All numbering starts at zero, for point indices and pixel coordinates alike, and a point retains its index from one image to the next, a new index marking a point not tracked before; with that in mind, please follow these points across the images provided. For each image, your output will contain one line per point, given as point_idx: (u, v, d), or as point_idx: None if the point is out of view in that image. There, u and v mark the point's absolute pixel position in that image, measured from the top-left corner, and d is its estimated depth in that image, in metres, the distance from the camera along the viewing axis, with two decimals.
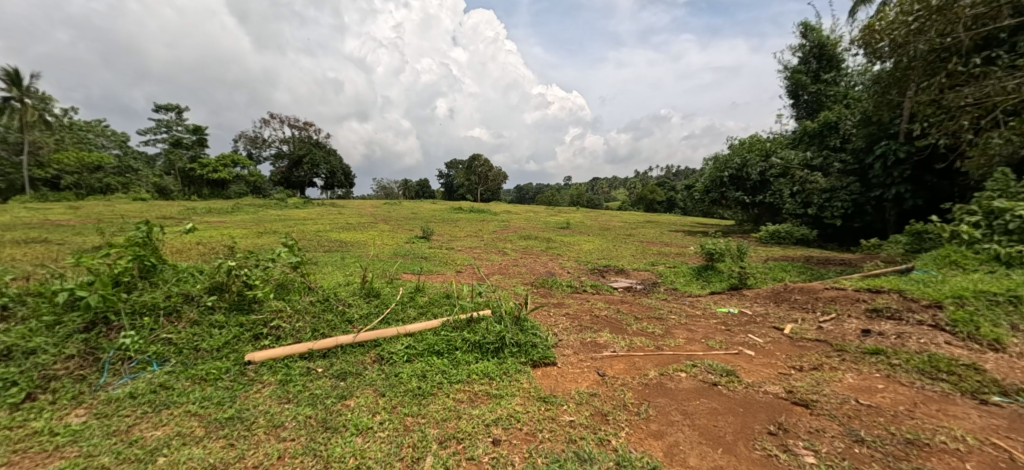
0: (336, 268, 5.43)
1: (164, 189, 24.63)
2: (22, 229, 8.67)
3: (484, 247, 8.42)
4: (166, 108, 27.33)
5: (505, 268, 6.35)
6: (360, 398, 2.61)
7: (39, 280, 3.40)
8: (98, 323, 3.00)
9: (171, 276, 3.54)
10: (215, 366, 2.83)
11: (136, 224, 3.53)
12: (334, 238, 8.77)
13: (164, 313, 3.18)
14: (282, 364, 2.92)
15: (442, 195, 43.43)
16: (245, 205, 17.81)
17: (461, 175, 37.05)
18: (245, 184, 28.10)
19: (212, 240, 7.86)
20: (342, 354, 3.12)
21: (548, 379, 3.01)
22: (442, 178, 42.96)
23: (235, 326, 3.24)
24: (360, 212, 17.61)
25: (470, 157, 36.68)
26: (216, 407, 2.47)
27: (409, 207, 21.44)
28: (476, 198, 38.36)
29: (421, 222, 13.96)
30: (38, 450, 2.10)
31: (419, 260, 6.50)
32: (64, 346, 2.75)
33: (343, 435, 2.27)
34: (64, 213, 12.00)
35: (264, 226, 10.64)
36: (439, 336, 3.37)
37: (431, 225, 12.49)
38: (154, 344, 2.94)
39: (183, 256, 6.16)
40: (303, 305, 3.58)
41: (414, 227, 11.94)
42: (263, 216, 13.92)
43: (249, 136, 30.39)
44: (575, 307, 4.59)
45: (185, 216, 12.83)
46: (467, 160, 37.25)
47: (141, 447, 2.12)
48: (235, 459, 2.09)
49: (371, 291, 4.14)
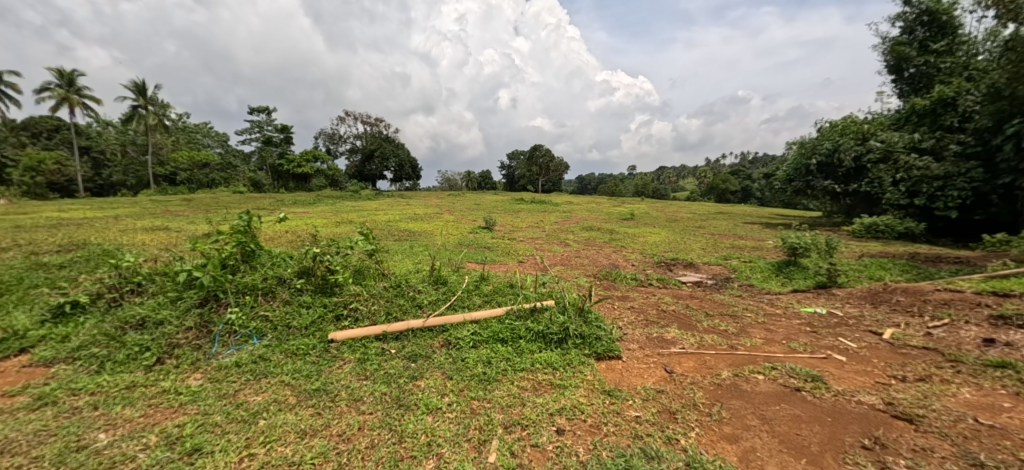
0: (406, 256, 5.73)
1: (257, 182, 27.47)
2: (151, 218, 10.18)
3: (547, 238, 8.40)
4: (258, 110, 30.31)
5: (567, 259, 6.29)
6: (430, 380, 2.74)
7: (163, 262, 3.95)
8: (210, 299, 3.43)
9: (267, 260, 3.94)
10: (305, 342, 3.13)
11: (239, 214, 3.96)
12: (403, 227, 9.25)
13: (261, 293, 3.55)
14: (360, 344, 3.14)
15: (504, 187, 44.08)
16: (325, 197, 19.31)
17: (522, 165, 37.12)
18: (325, 178, 29.96)
19: (299, 229, 8.67)
20: (413, 337, 3.29)
21: (612, 372, 2.95)
22: (504, 169, 43.45)
23: (320, 306, 3.53)
24: (426, 203, 18.37)
25: (532, 147, 36.77)
26: (304, 378, 2.73)
27: (472, 198, 21.95)
28: (537, 189, 38.36)
29: (484, 213, 14.26)
30: (168, 406, 2.47)
31: (483, 250, 6.65)
32: (184, 320, 3.20)
33: (415, 413, 2.41)
34: (180, 205, 13.81)
35: (342, 217, 11.47)
36: (503, 324, 3.42)
37: (494, 216, 12.69)
38: (253, 320, 3.30)
39: (275, 243, 6.81)
40: (378, 290, 3.82)
41: (478, 218, 12.22)
42: (341, 207, 15.05)
43: (327, 133, 32.86)
44: (640, 301, 4.44)
45: (275, 207, 14.24)
46: (529, 151, 37.29)
47: (246, 410, 2.42)
48: (323, 427, 2.30)
49: (439, 278, 4.32)
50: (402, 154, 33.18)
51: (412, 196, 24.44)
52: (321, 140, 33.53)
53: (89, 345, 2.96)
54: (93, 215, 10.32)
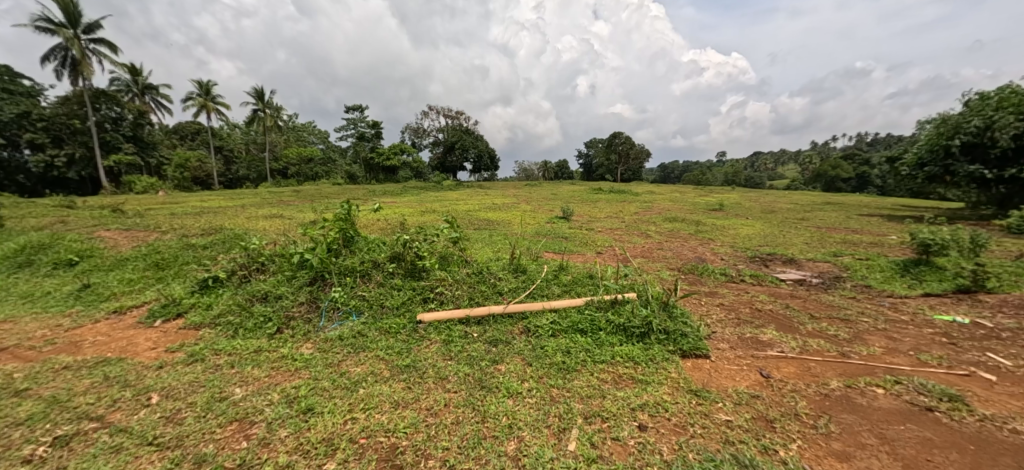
0: (487, 244, 5.92)
1: (353, 175, 30.21)
2: (270, 207, 11.70)
3: (626, 229, 8.12)
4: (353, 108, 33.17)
5: (649, 251, 6.02)
6: (510, 365, 2.81)
7: (280, 245, 4.51)
8: (318, 279, 3.86)
9: (364, 245, 4.32)
10: (396, 321, 3.39)
11: (341, 203, 4.39)
12: (483, 217, 9.55)
13: (360, 275, 3.91)
14: (445, 326, 3.33)
15: (581, 176, 43.45)
16: (412, 188, 20.61)
17: (601, 154, 36.30)
18: (411, 170, 32.01)
19: (390, 217, 9.37)
20: (494, 322, 3.40)
21: (699, 371, 2.78)
22: (581, 159, 42.79)
23: (410, 289, 3.79)
24: (504, 193, 18.74)
25: (610, 135, 35.64)
26: (396, 354, 2.97)
27: (548, 189, 21.95)
28: (616, 178, 37.22)
29: (561, 203, 14.18)
30: (286, 370, 2.84)
31: (561, 240, 6.63)
32: (299, 295, 3.64)
33: (497, 395, 2.50)
34: (292, 196, 15.67)
35: (426, 206, 12.17)
36: (583, 314, 3.39)
37: (571, 206, 12.55)
38: (353, 298, 3.64)
39: (370, 230, 7.43)
40: (461, 276, 4.00)
41: (554, 208, 12.20)
42: (425, 198, 15.96)
43: (413, 128, 34.98)
44: (731, 298, 4.10)
45: (368, 198, 15.55)
46: (607, 139, 36.22)
47: (348, 379, 2.70)
48: (413, 400, 2.49)
49: (519, 266, 4.40)
50: (481, 145, 34.19)
51: (490, 186, 25.13)
52: (407, 134, 35.79)
53: (227, 313, 3.51)
54: (228, 204, 12.14)
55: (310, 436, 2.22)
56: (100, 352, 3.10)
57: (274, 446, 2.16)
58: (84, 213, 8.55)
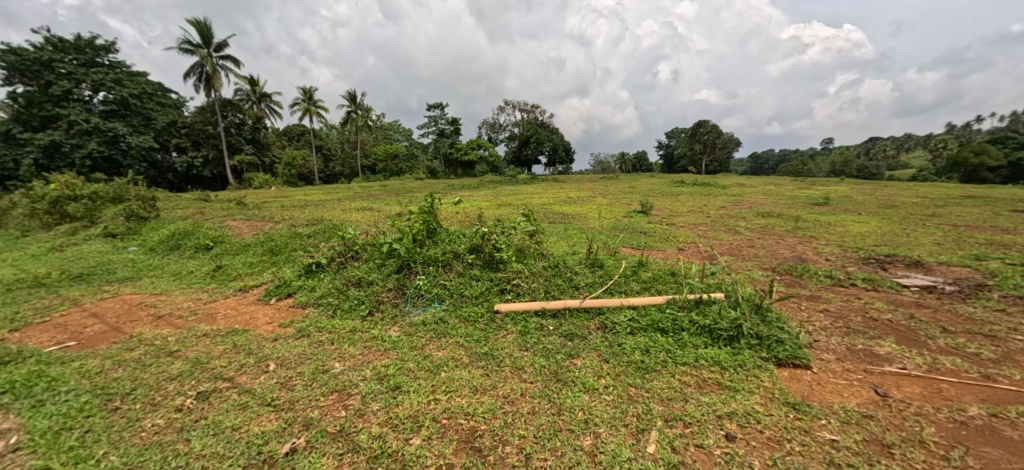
0: (562, 238, 5.91)
1: (433, 170, 31.93)
2: (362, 200, 12.81)
3: (712, 224, 7.58)
4: (433, 107, 34.92)
5: (738, 249, 5.57)
6: (586, 360, 2.79)
7: (372, 235, 4.92)
8: (404, 267, 4.14)
9: (445, 237, 4.55)
10: (475, 310, 3.53)
11: (425, 197, 4.67)
12: (558, 210, 9.53)
13: (441, 265, 4.12)
14: (521, 317, 3.39)
15: (662, 168, 41.49)
16: (488, 182, 21.22)
17: (685, 144, 34.33)
18: (487, 165, 33.03)
19: (469, 210, 9.75)
20: (569, 316, 3.39)
21: (797, 383, 2.52)
22: (662, 150, 40.78)
23: (487, 280, 3.93)
24: (579, 187, 18.52)
25: (695, 124, 33.40)
26: (474, 342, 3.09)
27: (626, 182, 21.21)
28: (700, 170, 34.89)
29: (639, 196, 13.65)
30: (377, 349, 3.10)
31: (640, 236, 6.39)
32: (388, 282, 3.95)
33: (573, 389, 2.49)
34: (381, 190, 17.01)
35: (503, 200, 12.46)
36: (664, 313, 3.25)
37: (650, 200, 12.01)
38: (435, 286, 3.85)
39: (450, 222, 7.80)
40: (537, 269, 4.05)
41: (632, 202, 11.78)
42: (501, 191, 16.33)
43: (490, 123, 35.95)
44: (838, 304, 3.65)
45: (448, 192, 16.32)
46: (691, 128, 34.01)
47: (431, 362, 2.87)
48: (491, 387, 2.58)
49: (596, 261, 4.33)
50: (556, 139, 34.11)
51: (564, 179, 24.98)
52: (484, 130, 36.88)
53: (328, 295, 3.92)
54: (327, 198, 13.50)
55: (398, 412, 2.40)
56: (229, 324, 3.65)
57: (367, 418, 2.38)
58: (217, 205, 10.06)
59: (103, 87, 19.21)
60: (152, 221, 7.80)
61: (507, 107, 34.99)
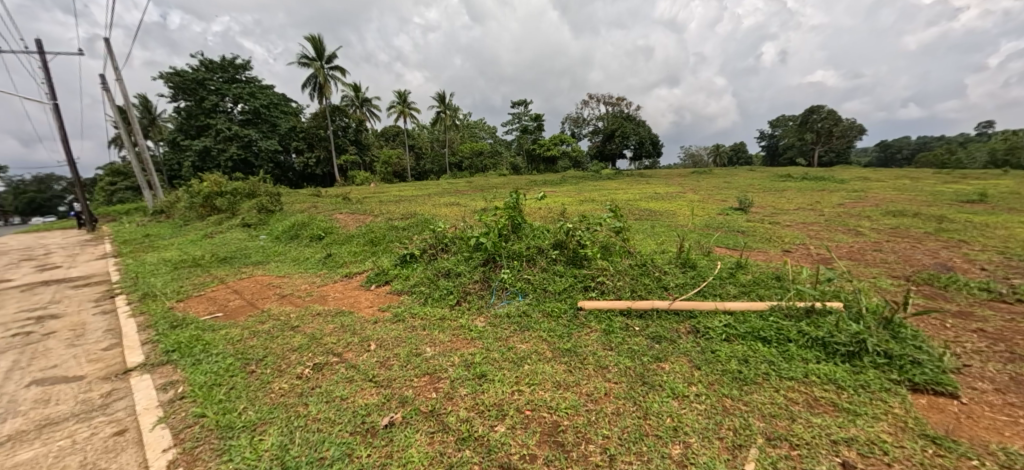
0: (651, 235, 5.67)
1: (516, 167, 32.66)
2: (450, 196, 13.54)
3: (825, 224, 6.71)
4: (517, 104, 35.58)
5: (860, 253, 4.86)
6: (675, 365, 2.65)
7: (460, 229, 5.18)
8: (490, 260, 4.30)
9: (530, 232, 4.63)
10: (558, 305, 3.55)
11: (511, 192, 4.79)
12: (644, 207, 9.16)
13: (525, 260, 4.21)
14: (605, 316, 3.33)
15: (765, 160, 37.78)
16: (570, 178, 21.07)
17: (793, 134, 30.85)
18: (570, 160, 32.95)
19: (552, 206, 9.80)
20: (657, 317, 3.25)
21: (938, 413, 2.14)
22: (765, 140, 37.08)
23: (571, 276, 3.92)
24: (667, 182, 17.56)
25: (806, 110, 29.72)
26: (557, 338, 3.11)
27: (720, 177, 19.62)
28: (812, 162, 31.08)
29: (736, 192, 12.56)
30: (464, 337, 3.27)
31: (737, 235, 5.89)
32: (475, 274, 4.14)
33: (661, 394, 2.39)
34: (467, 186, 17.79)
35: (586, 196, 12.31)
36: (766, 321, 2.97)
37: (749, 196, 10.98)
38: (519, 281, 3.94)
39: (535, 218, 7.92)
40: (623, 267, 3.94)
41: (728, 198, 10.88)
42: (584, 187, 16.12)
43: (573, 118, 35.69)
44: (998, 323, 3.01)
45: (531, 188, 16.54)
46: (801, 116, 30.36)
47: (514, 354, 2.95)
48: (574, 384, 2.58)
49: (688, 261, 4.09)
50: (643, 132, 32.76)
51: (650, 175, 23.84)
52: (568, 125, 36.73)
53: (420, 284, 4.23)
54: (418, 194, 14.46)
55: (484, 399, 2.51)
56: (338, 305, 4.12)
57: (456, 401, 2.53)
58: (327, 200, 11.35)
59: (241, 100, 22.67)
60: (278, 213, 9.05)
61: (592, 101, 34.44)
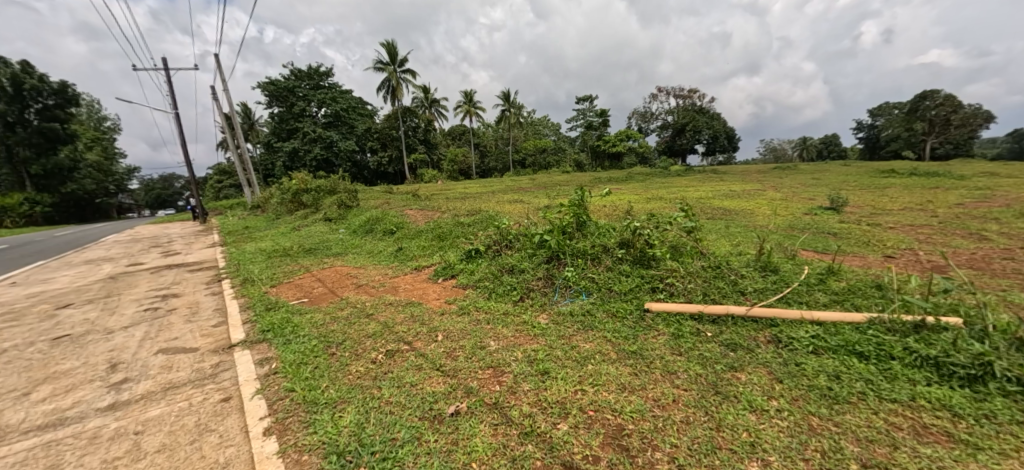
0: (726, 236, 5.33)
1: (580, 163, 32.32)
2: (514, 193, 13.74)
3: (940, 226, 5.84)
4: (582, 99, 35.13)
5: (986, 261, 4.17)
6: (753, 376, 2.48)
7: (523, 226, 5.23)
8: (554, 258, 4.31)
9: (594, 230, 4.57)
10: (624, 306, 3.46)
11: (576, 190, 4.76)
12: (718, 205, 8.63)
13: (590, 258, 4.15)
14: (674, 319, 3.20)
15: (862, 154, 33.79)
16: (636, 174, 20.40)
17: (898, 124, 27.27)
18: (637, 156, 32.06)
19: (617, 203, 9.59)
20: (732, 324, 3.06)
21: None
22: (862, 132, 33.16)
23: (637, 276, 3.80)
24: (744, 179, 16.35)
25: (916, 96, 26.09)
26: (622, 339, 3.04)
27: (808, 173, 17.87)
28: (921, 156, 27.23)
29: (826, 189, 11.38)
30: (527, 333, 3.31)
31: (828, 237, 5.33)
32: (538, 271, 4.17)
33: (736, 406, 2.25)
34: (530, 184, 17.94)
35: (653, 193, 11.86)
36: (863, 335, 2.66)
37: (842, 194, 9.89)
38: (582, 279, 3.90)
39: (599, 215, 7.81)
40: (695, 268, 3.74)
41: (816, 196, 9.89)
42: (651, 184, 15.54)
43: (641, 113, 34.52)
44: None
45: (595, 185, 16.29)
46: (910, 103, 26.75)
47: (578, 353, 2.94)
48: (640, 387, 2.51)
49: (769, 265, 3.78)
50: (717, 125, 30.82)
51: (725, 171, 22.25)
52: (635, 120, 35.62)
53: (485, 279, 4.35)
54: (482, 191, 14.81)
55: (547, 396, 2.53)
56: (408, 296, 4.37)
57: (519, 396, 2.57)
58: (399, 197, 12.05)
59: (324, 104, 24.74)
60: (355, 209, 9.78)
61: (662, 94, 33.13)
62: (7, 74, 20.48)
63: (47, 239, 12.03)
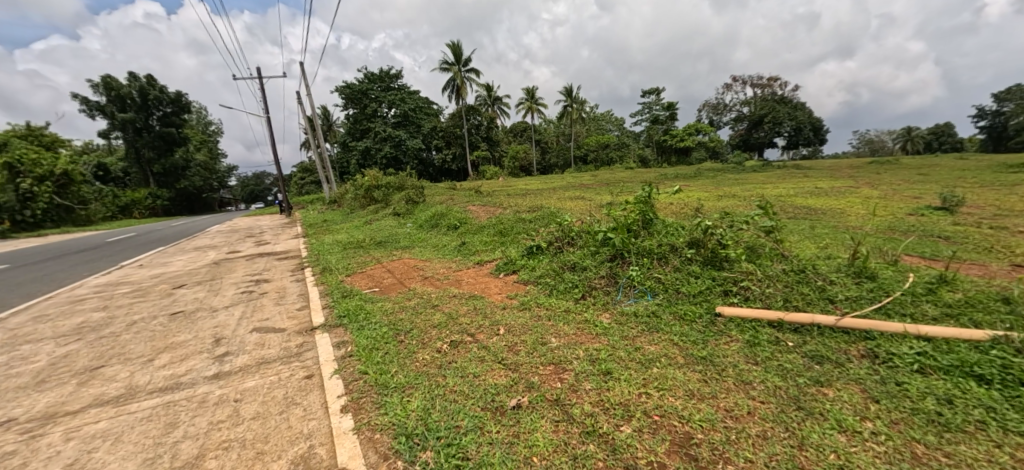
0: (811, 237, 4.88)
1: (644, 159, 31.23)
2: (575, 190, 13.61)
3: None
4: (648, 92, 33.83)
5: None
6: (842, 393, 2.25)
7: (586, 223, 5.17)
8: (617, 256, 4.22)
9: (661, 228, 4.41)
10: (692, 309, 3.30)
11: (642, 186, 4.62)
12: (801, 203, 7.91)
13: (656, 258, 4.01)
14: (749, 326, 2.99)
15: (984, 145, 29.10)
16: (705, 170, 19.28)
17: None
18: (706, 151, 30.35)
19: (685, 201, 9.15)
20: (818, 334, 2.80)
21: None
22: (985, 119, 28.56)
23: (708, 278, 3.61)
24: (833, 175, 14.83)
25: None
26: (690, 343, 2.90)
27: (913, 168, 15.80)
28: None
29: (937, 187, 9.98)
30: (589, 332, 3.27)
31: (939, 241, 4.68)
32: (600, 269, 4.10)
33: (822, 424, 2.05)
34: (591, 180, 17.66)
35: (725, 190, 11.14)
36: (984, 355, 2.31)
37: (958, 192, 8.61)
38: (647, 279, 3.78)
39: (666, 213, 7.50)
40: (775, 272, 3.47)
41: (924, 194, 8.71)
42: (722, 180, 14.61)
43: (713, 104, 32.51)
44: None
45: (660, 181, 15.66)
46: None
47: (642, 355, 2.85)
48: (710, 396, 2.38)
49: (864, 271, 3.40)
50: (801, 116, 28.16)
51: (810, 166, 20.28)
52: (705, 112, 33.61)
53: (546, 275, 4.36)
54: (543, 188, 14.82)
55: (609, 397, 2.49)
56: (471, 289, 4.51)
57: (581, 394, 2.55)
58: (462, 193, 12.43)
59: (393, 105, 26.13)
60: (421, 204, 10.26)
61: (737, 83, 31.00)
62: (136, 87, 23.91)
63: (165, 229, 13.97)
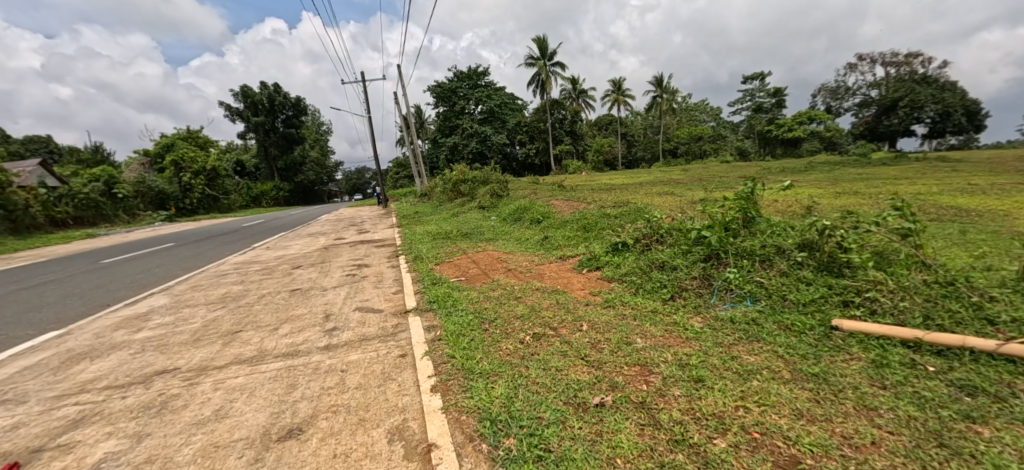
0: (962, 243, 4.11)
1: (744, 152, 28.57)
2: (664, 185, 12.95)
3: None
4: (751, 78, 30.79)
5: None
6: (1005, 434, 1.87)
7: (678, 220, 4.90)
8: (713, 256, 3.95)
9: (765, 228, 4.03)
10: (802, 319, 2.97)
11: (745, 181, 4.26)
12: (949, 202, 6.66)
13: (759, 260, 3.68)
14: (875, 343, 2.61)
15: None
16: (819, 164, 17.05)
17: None
18: (821, 141, 26.91)
19: (794, 197, 8.24)
20: (969, 361, 2.35)
21: None
22: None
23: (823, 286, 3.22)
24: (995, 169, 12.22)
25: None
26: (799, 357, 2.62)
27: None
28: None
29: None
30: (679, 335, 3.11)
31: None
32: (692, 269, 3.87)
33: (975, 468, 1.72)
34: (682, 175, 16.65)
35: (845, 186, 9.78)
36: None
37: None
38: (748, 283, 3.48)
39: (771, 210, 6.83)
40: (912, 282, 2.98)
41: None
42: (841, 175, 12.83)
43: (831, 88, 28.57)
44: None
45: (764, 176, 14.25)
46: None
47: (740, 365, 2.65)
48: (824, 418, 2.13)
49: None
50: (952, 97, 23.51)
51: (963, 158, 16.92)
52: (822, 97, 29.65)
53: (632, 273, 4.24)
54: (628, 183, 14.30)
55: (702, 406, 2.35)
56: (554, 283, 4.54)
57: (669, 400, 2.45)
58: (544, 187, 12.53)
59: (480, 102, 27.04)
60: (505, 198, 10.53)
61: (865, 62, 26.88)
62: (266, 94, 27.68)
63: (286, 216, 16.08)
